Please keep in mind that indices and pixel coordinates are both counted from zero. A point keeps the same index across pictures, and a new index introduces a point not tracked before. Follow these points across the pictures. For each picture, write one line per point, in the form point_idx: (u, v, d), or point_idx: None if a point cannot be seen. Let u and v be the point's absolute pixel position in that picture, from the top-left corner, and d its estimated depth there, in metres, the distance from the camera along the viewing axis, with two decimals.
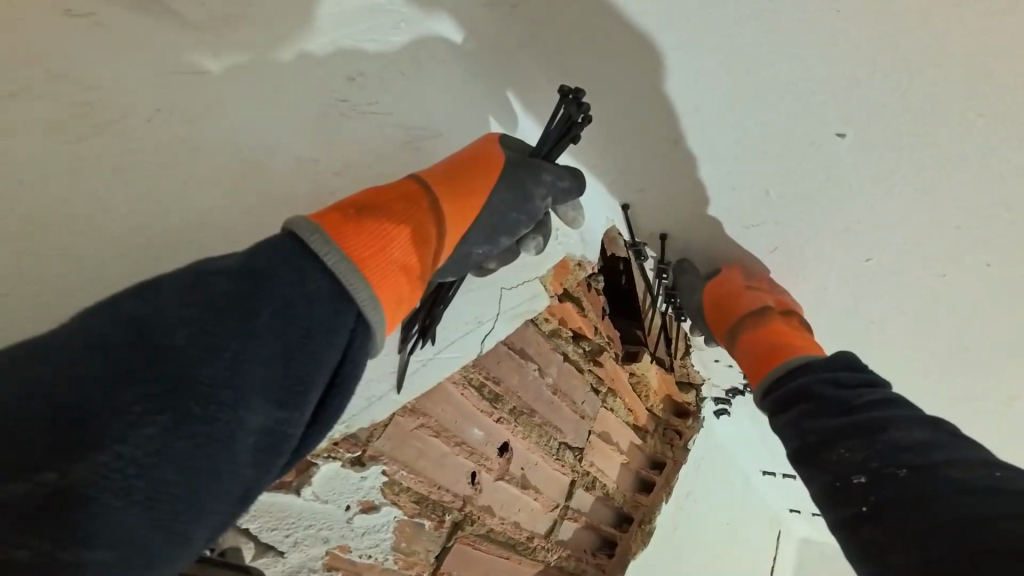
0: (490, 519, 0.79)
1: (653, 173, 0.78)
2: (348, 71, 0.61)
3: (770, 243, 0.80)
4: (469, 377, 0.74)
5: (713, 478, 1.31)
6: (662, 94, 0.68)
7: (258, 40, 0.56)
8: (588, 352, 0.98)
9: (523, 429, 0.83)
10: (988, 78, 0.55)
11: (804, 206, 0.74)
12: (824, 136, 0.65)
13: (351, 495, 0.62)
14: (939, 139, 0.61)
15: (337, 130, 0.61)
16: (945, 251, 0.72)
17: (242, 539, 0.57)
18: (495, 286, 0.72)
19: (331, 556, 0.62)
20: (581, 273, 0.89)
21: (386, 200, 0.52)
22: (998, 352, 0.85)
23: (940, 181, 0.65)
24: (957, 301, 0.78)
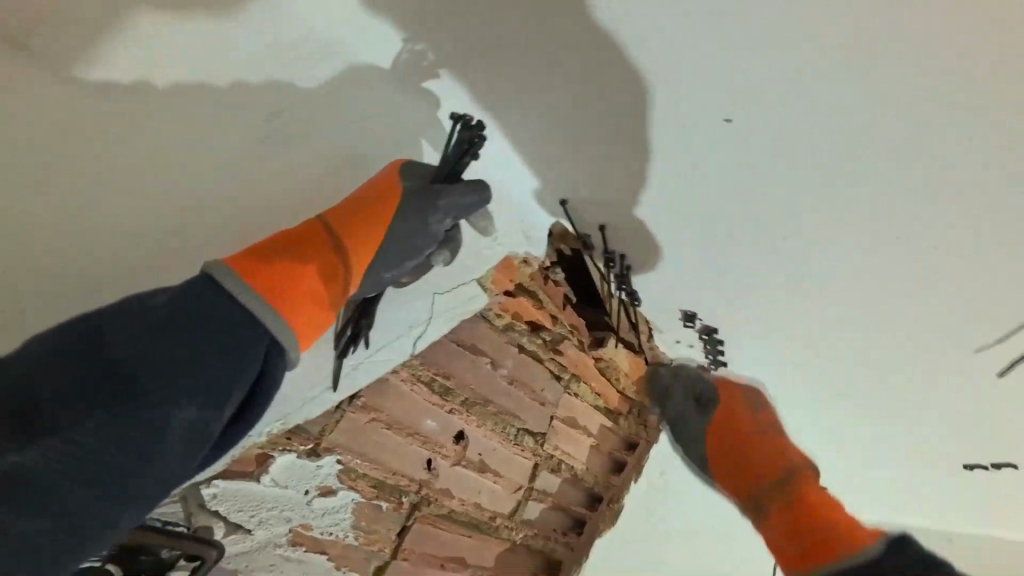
0: (450, 500, 0.87)
1: (579, 171, 0.81)
2: (270, 107, 0.68)
3: (700, 228, 0.83)
4: (418, 374, 0.81)
5: (702, 458, 1.32)
6: (569, 99, 0.71)
7: (188, 93, 0.64)
8: (547, 342, 1.04)
9: (478, 418, 0.90)
10: (868, 46, 0.55)
11: (724, 190, 0.75)
12: (725, 123, 0.67)
13: (309, 480, 0.72)
14: (835, 110, 0.61)
15: (266, 162, 0.68)
16: (866, 224, 0.73)
17: (213, 520, 0.67)
18: (428, 290, 0.78)
19: (295, 534, 0.72)
20: (529, 267, 0.93)
21: (295, 240, 0.60)
22: (951, 322, 0.83)
23: (847, 156, 0.66)
24: (896, 272, 0.78)
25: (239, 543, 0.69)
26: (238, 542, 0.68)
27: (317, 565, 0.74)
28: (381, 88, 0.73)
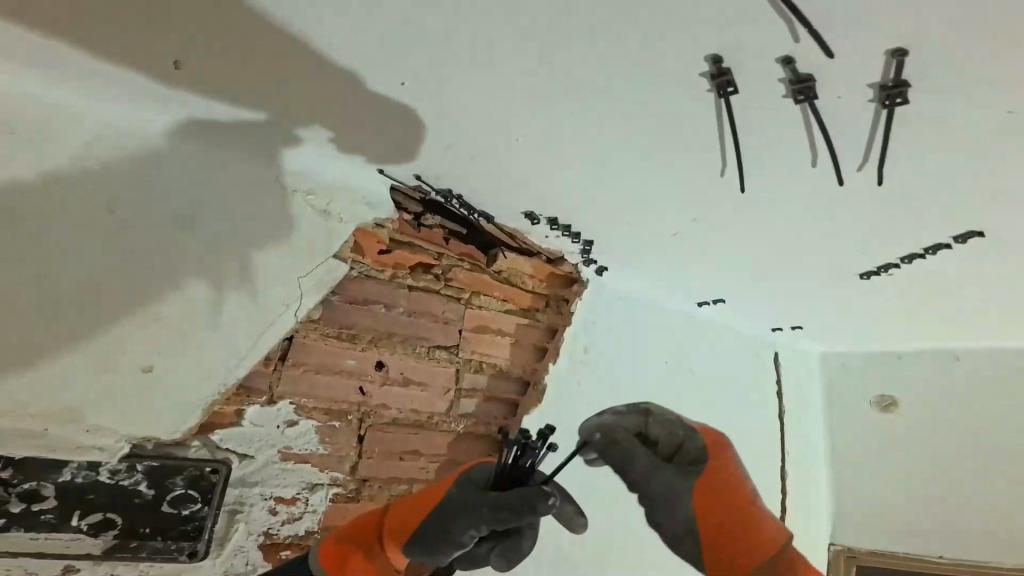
0: (389, 411, 1.18)
1: (365, 141, 1.08)
2: (130, 183, 0.99)
3: (466, 149, 1.08)
4: (324, 331, 1.13)
5: (624, 324, 1.51)
6: (315, 96, 0.97)
7: (62, 191, 0.93)
8: (437, 276, 1.27)
9: (390, 348, 1.19)
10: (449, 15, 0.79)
11: (451, 112, 0.99)
12: (410, 70, 0.91)
13: (278, 418, 1.09)
14: (470, 51, 0.86)
15: (154, 224, 0.99)
16: (553, 93, 0.92)
17: (225, 454, 1.04)
18: (298, 272, 1.10)
19: (283, 453, 1.09)
20: (385, 229, 1.20)
21: (350, 536, 0.92)
22: (686, 140, 0.99)
23: (497, 53, 0.86)
24: (606, 119, 0.97)
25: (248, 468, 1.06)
26: (246, 467, 1.06)
27: (306, 471, 1.11)
28: (217, 151, 1.07)
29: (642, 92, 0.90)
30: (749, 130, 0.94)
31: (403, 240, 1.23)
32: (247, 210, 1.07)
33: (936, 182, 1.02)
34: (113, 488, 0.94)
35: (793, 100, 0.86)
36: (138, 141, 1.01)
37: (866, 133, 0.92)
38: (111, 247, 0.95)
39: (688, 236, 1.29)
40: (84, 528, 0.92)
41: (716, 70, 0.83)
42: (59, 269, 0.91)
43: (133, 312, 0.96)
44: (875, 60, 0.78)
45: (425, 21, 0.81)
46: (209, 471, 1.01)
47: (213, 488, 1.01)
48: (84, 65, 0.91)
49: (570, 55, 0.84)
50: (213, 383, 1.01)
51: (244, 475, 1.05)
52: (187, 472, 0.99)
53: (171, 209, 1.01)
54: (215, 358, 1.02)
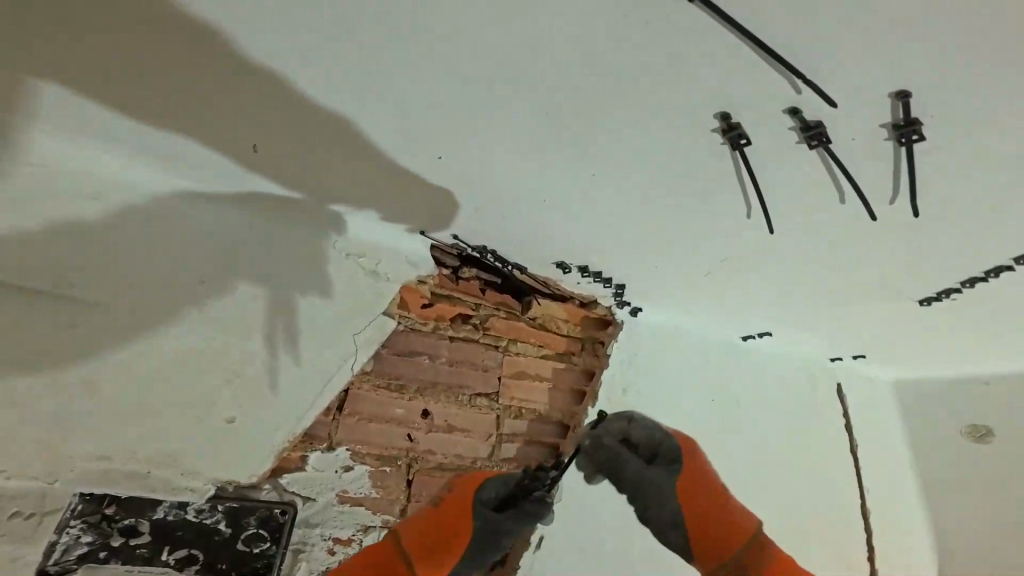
0: (434, 456, 1.24)
1: (411, 208, 1.22)
2: (218, 263, 1.16)
3: (502, 209, 1.19)
4: (375, 382, 1.23)
5: (664, 363, 1.48)
6: (371, 177, 1.13)
7: (166, 275, 1.11)
8: (476, 325, 1.35)
9: (434, 396, 1.26)
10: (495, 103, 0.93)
11: (488, 179, 1.11)
12: (449, 147, 1.04)
13: (337, 462, 1.18)
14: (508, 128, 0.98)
15: (233, 290, 1.16)
16: (580, 156, 1.04)
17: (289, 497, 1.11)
18: (352, 330, 1.22)
19: (341, 495, 1.17)
20: (428, 285, 1.31)
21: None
22: (709, 185, 1.07)
23: (526, 125, 0.97)
24: (630, 173, 1.07)
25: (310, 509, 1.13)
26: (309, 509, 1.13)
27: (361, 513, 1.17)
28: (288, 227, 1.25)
29: (665, 151, 1.00)
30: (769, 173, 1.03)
31: (443, 294, 1.33)
32: (310, 276, 1.23)
33: (968, 207, 1.07)
34: (198, 525, 1.03)
35: (807, 144, 0.95)
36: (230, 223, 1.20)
37: (889, 167, 0.98)
38: (198, 312, 1.11)
39: (721, 273, 1.34)
40: (171, 563, 0.99)
41: (726, 125, 0.93)
42: (160, 332, 1.07)
43: (212, 368, 1.10)
44: (883, 104, 0.87)
45: (467, 109, 0.95)
46: (278, 511, 1.09)
47: (281, 529, 1.09)
48: (201, 172, 1.14)
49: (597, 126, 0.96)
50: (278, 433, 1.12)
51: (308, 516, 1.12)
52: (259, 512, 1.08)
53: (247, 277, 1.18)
54: (281, 409, 1.13)
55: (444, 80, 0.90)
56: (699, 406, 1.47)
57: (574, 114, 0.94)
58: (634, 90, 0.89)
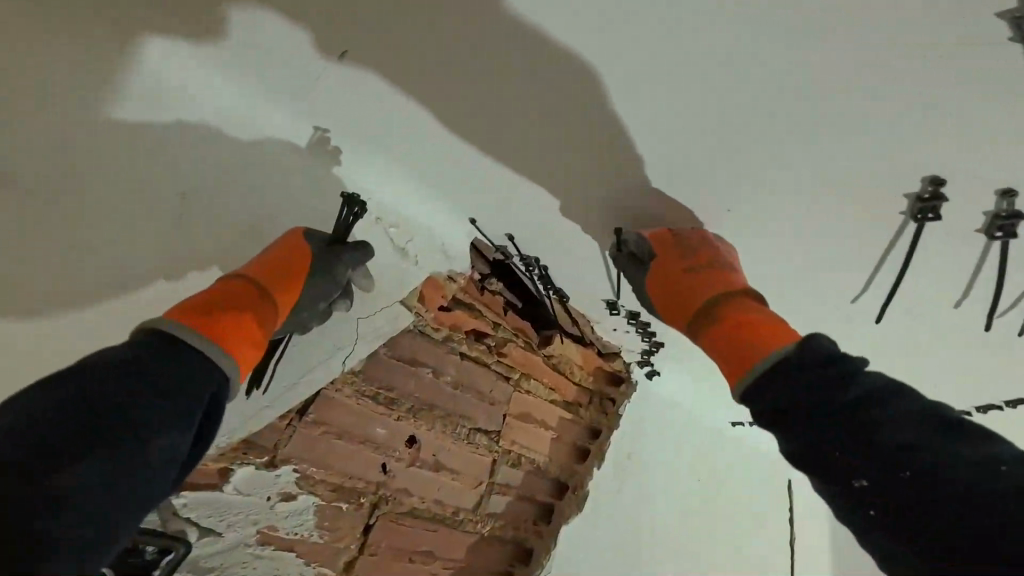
0: (409, 499, 0.97)
1: (472, 176, 0.92)
2: (171, 179, 0.80)
3: (596, 210, 0.94)
4: (361, 389, 0.95)
5: (672, 435, 1.35)
6: (437, 120, 0.83)
7: (93, 177, 0.75)
8: (490, 347, 1.14)
9: (427, 423, 1.01)
10: (670, 106, 0.73)
11: (587, 175, 0.87)
12: (563, 123, 0.79)
13: (269, 488, 0.87)
14: (672, 136, 0.78)
15: (221, 230, 0.85)
16: (722, 180, 0.83)
17: (185, 524, 0.82)
18: (351, 316, 0.92)
19: (262, 534, 0.87)
20: (455, 284, 1.09)
21: (212, 300, 0.70)
22: (833, 259, 0.94)
23: (683, 121, 0.75)
24: (761, 220, 0.89)
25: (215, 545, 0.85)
26: (213, 544, 0.84)
27: (287, 561, 0.88)
28: (312, 168, 0.92)
29: (829, 213, 0.85)
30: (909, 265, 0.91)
31: (465, 301, 1.11)
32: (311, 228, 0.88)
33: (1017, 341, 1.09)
34: None
35: (989, 233, 0.83)
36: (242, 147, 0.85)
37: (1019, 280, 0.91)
38: (164, 243, 0.80)
39: None
40: None
41: (930, 193, 0.79)
42: (101, 260, 0.76)
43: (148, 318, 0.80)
44: None
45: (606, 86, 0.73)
46: (143, 548, 0.78)
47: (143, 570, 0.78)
48: (171, 38, 0.75)
49: (782, 163, 0.79)
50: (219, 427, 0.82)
51: (198, 556, 0.83)
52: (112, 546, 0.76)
53: (245, 219, 0.87)
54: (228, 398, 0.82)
55: (631, 63, 0.69)
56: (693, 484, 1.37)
57: (760, 137, 0.75)
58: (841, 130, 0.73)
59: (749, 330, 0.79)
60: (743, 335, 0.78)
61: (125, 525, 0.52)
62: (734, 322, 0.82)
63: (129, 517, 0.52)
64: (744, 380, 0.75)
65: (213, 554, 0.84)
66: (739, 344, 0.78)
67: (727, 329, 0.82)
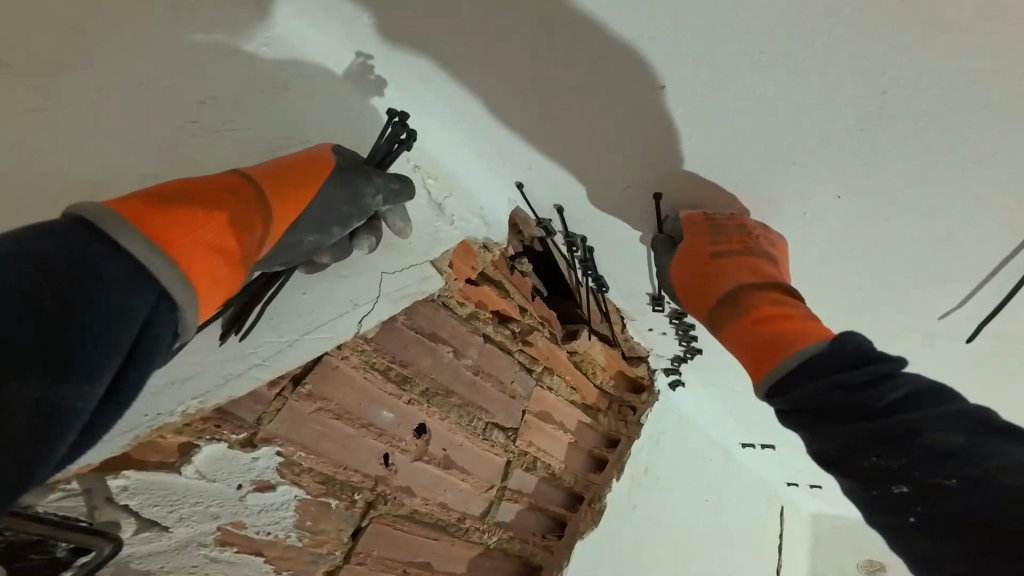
0: (410, 499, 0.81)
1: (537, 132, 0.81)
2: (185, 81, 0.66)
3: (671, 188, 0.84)
4: (372, 361, 0.77)
5: (689, 450, 1.25)
6: (510, 61, 0.72)
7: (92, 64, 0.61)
8: (516, 333, 1.00)
9: (440, 410, 0.85)
10: (775, 74, 0.66)
11: (670, 147, 0.78)
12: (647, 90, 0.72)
13: (242, 475, 0.66)
14: (768, 105, 0.70)
15: (235, 150, 0.70)
16: (819, 172, 0.76)
17: (121, 514, 0.59)
18: (375, 270, 0.76)
19: (224, 532, 0.65)
20: (490, 254, 0.94)
21: (190, 190, 0.55)
22: (913, 270, 0.88)
23: (789, 100, 0.69)
24: (848, 223, 0.82)
25: (156, 542, 0.62)
26: (154, 541, 0.62)
27: (252, 567, 0.68)
28: (350, 98, 0.79)
29: (918, 213, 0.79)
30: (983, 280, 0.86)
31: (494, 276, 0.97)
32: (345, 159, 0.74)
33: None
34: None
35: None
36: (275, 61, 0.73)
37: None
38: (167, 153, 0.64)
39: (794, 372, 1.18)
40: None
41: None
42: (83, 162, 0.59)
43: None
44: None
45: (713, 51, 0.66)
46: (54, 543, 0.55)
47: (48, 571, 0.56)
48: None
49: (886, 147, 0.71)
50: (187, 389, 0.61)
51: (129, 556, 0.60)
52: (5, 539, 0.53)
53: (266, 144, 0.73)
54: (208, 350, 0.63)
55: (738, 34, 0.63)
56: (705, 505, 1.27)
57: (871, 119, 0.68)
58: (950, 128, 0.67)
59: (776, 325, 0.70)
60: (768, 329, 0.70)
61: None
62: (753, 313, 0.74)
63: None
64: (770, 378, 0.66)
65: (151, 555, 0.62)
66: (764, 338, 0.70)
67: (751, 322, 0.73)
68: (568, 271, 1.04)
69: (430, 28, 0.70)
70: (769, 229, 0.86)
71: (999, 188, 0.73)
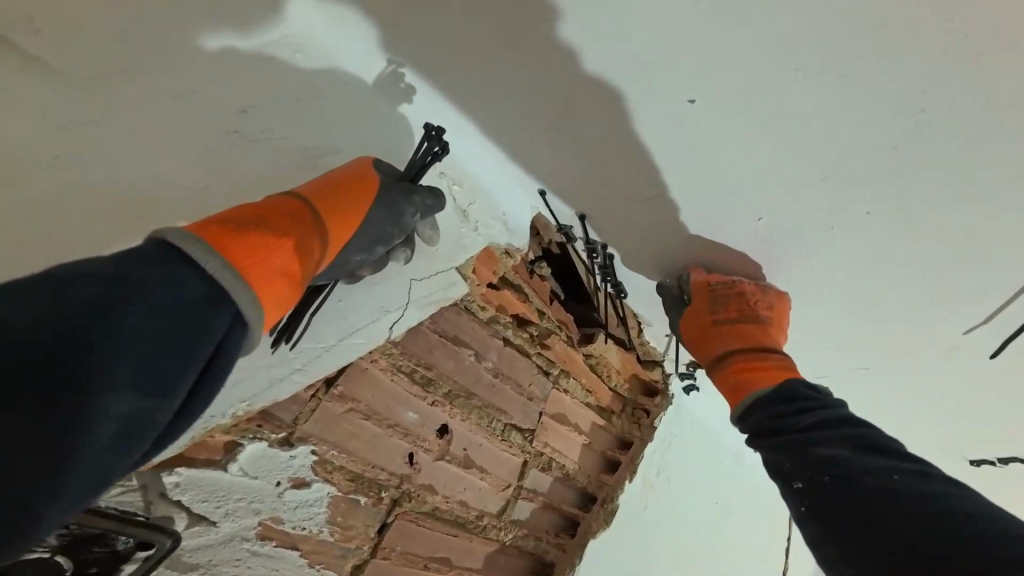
0: (432, 497, 0.84)
1: (562, 144, 0.83)
2: (229, 94, 0.69)
3: (694, 204, 0.85)
4: (399, 364, 0.80)
5: (701, 452, 1.28)
6: (537, 77, 0.74)
7: (148, 79, 0.64)
8: (534, 337, 1.02)
9: (462, 412, 0.88)
10: (798, 96, 0.68)
11: (692, 163, 0.80)
12: (673, 107, 0.73)
13: (280, 472, 0.69)
14: (794, 124, 0.71)
15: (276, 159, 0.72)
16: (840, 190, 0.78)
17: (173, 510, 0.62)
18: (404, 277, 0.79)
19: (263, 527, 0.69)
20: (511, 260, 0.96)
21: (260, 213, 0.59)
22: (936, 285, 0.88)
23: (807, 123, 0.70)
24: (869, 240, 0.83)
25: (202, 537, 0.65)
26: (200, 536, 0.65)
27: (288, 561, 0.71)
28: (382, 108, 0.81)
29: (940, 230, 0.79)
30: (997, 296, 0.87)
31: (514, 281, 0.99)
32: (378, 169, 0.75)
33: None
34: None
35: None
36: (314, 73, 0.75)
37: None
38: (214, 165, 0.67)
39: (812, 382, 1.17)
40: None
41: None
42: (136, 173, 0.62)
43: None
44: None
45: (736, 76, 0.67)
46: (116, 536, 0.59)
47: (111, 562, 0.60)
48: None
49: (920, 160, 0.71)
50: (236, 391, 0.65)
51: (180, 550, 0.64)
52: (72, 533, 0.56)
53: (304, 152, 0.75)
54: (258, 353, 0.67)
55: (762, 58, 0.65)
56: (717, 508, 1.29)
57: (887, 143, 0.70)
58: (964, 154, 0.69)
59: (744, 370, 0.86)
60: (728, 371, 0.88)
61: (34, 508, 0.38)
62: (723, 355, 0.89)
63: (41, 500, 0.39)
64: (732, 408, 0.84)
65: (198, 550, 0.65)
66: (735, 376, 0.87)
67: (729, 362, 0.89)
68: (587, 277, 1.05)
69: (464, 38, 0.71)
70: (771, 239, 0.87)
71: (1018, 209, 0.74)
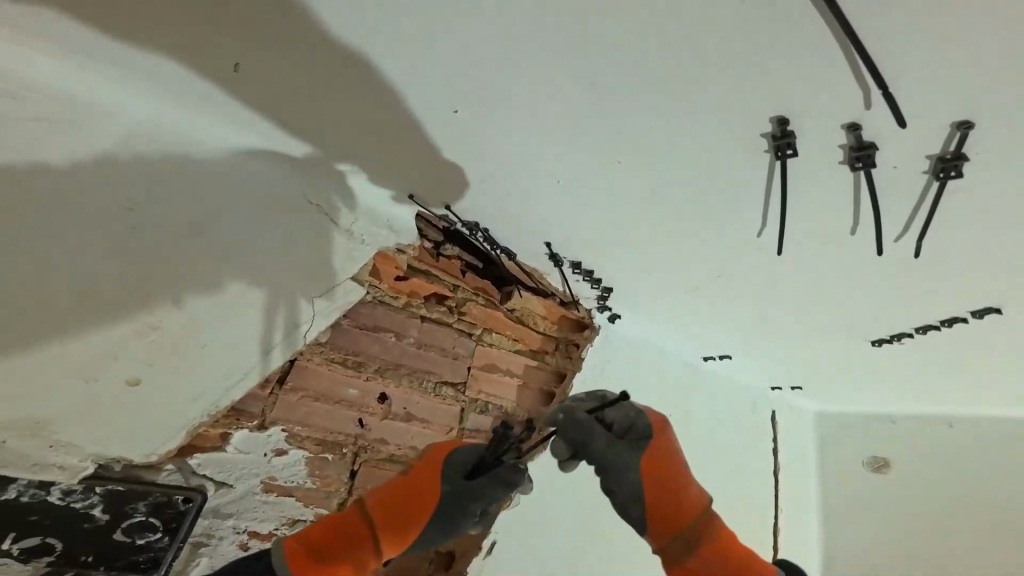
0: (386, 447, 1.12)
1: (403, 155, 0.99)
2: (126, 189, 0.86)
3: (518, 176, 1.02)
4: (330, 356, 1.06)
5: (632, 372, 1.49)
6: (361, 110, 0.89)
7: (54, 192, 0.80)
8: (452, 308, 1.22)
9: (394, 380, 1.13)
10: (555, 65, 0.78)
11: (503, 143, 0.94)
12: (468, 97, 0.85)
13: (265, 446, 1.00)
14: (563, 91, 0.82)
15: (172, 229, 0.89)
16: (626, 130, 0.88)
17: (202, 480, 0.95)
18: (307, 293, 1.01)
19: (266, 483, 1.01)
20: (405, 255, 1.15)
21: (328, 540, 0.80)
22: (735, 198, 0.99)
23: (573, 89, 0.82)
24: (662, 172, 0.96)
25: (226, 495, 0.98)
26: (224, 495, 0.98)
27: (290, 505, 1.04)
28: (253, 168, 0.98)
29: (717, 147, 0.89)
30: (791, 197, 0.97)
31: (419, 268, 1.17)
32: (265, 220, 0.98)
33: (957, 267, 1.10)
34: (61, 510, 0.86)
35: (851, 165, 0.87)
36: (190, 154, 0.93)
37: (915, 206, 0.94)
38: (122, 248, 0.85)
39: (711, 294, 1.31)
40: (14, 553, 0.84)
41: (779, 132, 0.84)
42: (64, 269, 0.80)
43: (115, 321, 0.84)
44: (942, 130, 0.80)
45: (501, 56, 0.78)
46: (175, 501, 0.93)
47: (178, 519, 0.93)
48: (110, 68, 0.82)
49: (676, 93, 0.80)
50: (204, 401, 0.91)
51: (216, 505, 0.98)
52: (149, 503, 0.90)
53: (198, 226, 0.91)
54: (210, 374, 0.92)
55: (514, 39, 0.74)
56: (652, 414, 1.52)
57: (646, 84, 0.79)
58: (714, 74, 0.76)
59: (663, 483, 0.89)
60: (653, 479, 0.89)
61: None
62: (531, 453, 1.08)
63: None
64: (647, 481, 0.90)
65: (226, 502, 0.99)
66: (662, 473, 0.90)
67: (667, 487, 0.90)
68: (486, 248, 1.22)
69: (304, 107, 0.90)
70: (587, 195, 1.04)
71: (794, 104, 0.79)
